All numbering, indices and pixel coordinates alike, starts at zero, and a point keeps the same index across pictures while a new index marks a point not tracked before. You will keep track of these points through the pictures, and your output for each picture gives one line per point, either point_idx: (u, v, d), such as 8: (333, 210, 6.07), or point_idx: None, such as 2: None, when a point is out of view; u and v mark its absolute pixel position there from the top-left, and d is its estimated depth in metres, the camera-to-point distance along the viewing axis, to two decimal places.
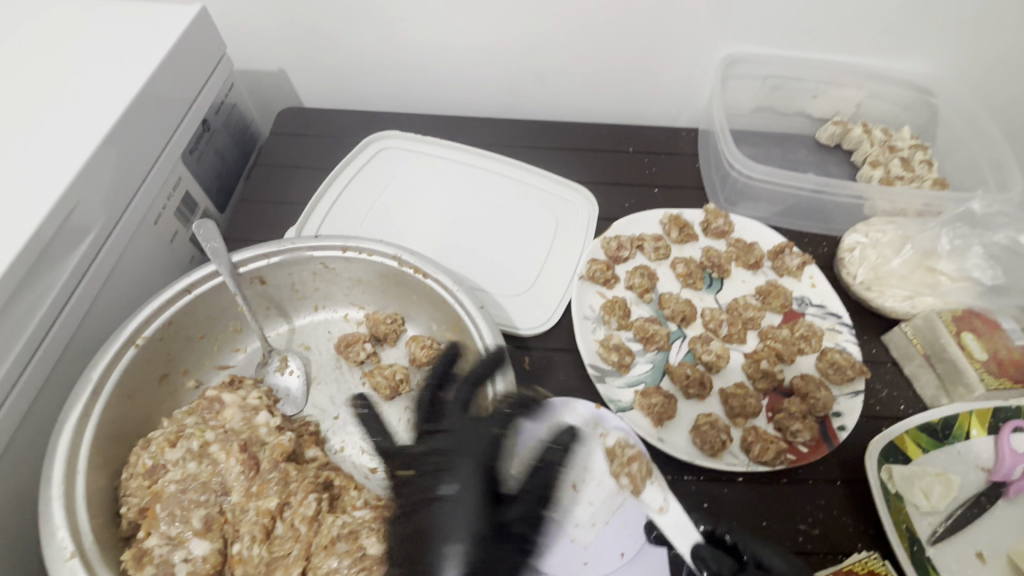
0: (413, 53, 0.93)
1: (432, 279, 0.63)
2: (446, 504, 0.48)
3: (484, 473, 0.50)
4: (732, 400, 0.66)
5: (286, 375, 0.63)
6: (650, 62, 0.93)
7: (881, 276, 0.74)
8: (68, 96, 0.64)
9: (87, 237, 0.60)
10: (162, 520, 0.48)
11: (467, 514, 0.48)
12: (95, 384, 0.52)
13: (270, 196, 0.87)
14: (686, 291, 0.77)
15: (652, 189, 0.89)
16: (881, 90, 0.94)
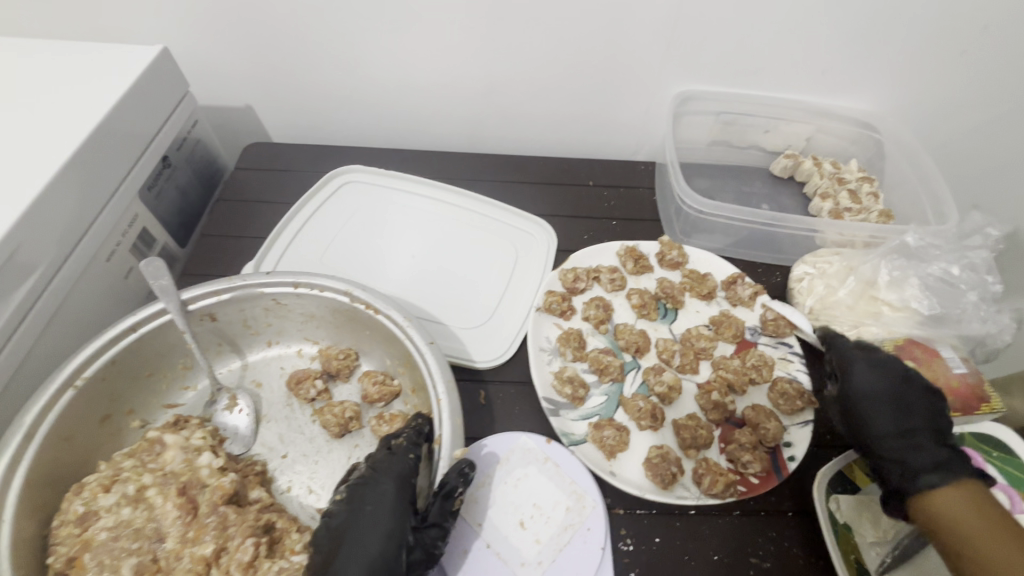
0: (378, 90, 0.96)
1: (383, 314, 0.64)
2: (365, 514, 0.48)
3: (408, 491, 0.51)
4: (684, 430, 0.66)
5: (234, 414, 0.63)
6: (607, 100, 0.96)
7: (828, 305, 0.76)
8: (19, 137, 0.64)
9: (30, 277, 0.59)
10: (91, 570, 0.47)
11: (383, 525, 0.47)
12: (29, 428, 0.51)
13: (231, 230, 0.87)
14: (642, 322, 0.79)
15: (611, 221, 0.91)
16: (829, 126, 0.99)
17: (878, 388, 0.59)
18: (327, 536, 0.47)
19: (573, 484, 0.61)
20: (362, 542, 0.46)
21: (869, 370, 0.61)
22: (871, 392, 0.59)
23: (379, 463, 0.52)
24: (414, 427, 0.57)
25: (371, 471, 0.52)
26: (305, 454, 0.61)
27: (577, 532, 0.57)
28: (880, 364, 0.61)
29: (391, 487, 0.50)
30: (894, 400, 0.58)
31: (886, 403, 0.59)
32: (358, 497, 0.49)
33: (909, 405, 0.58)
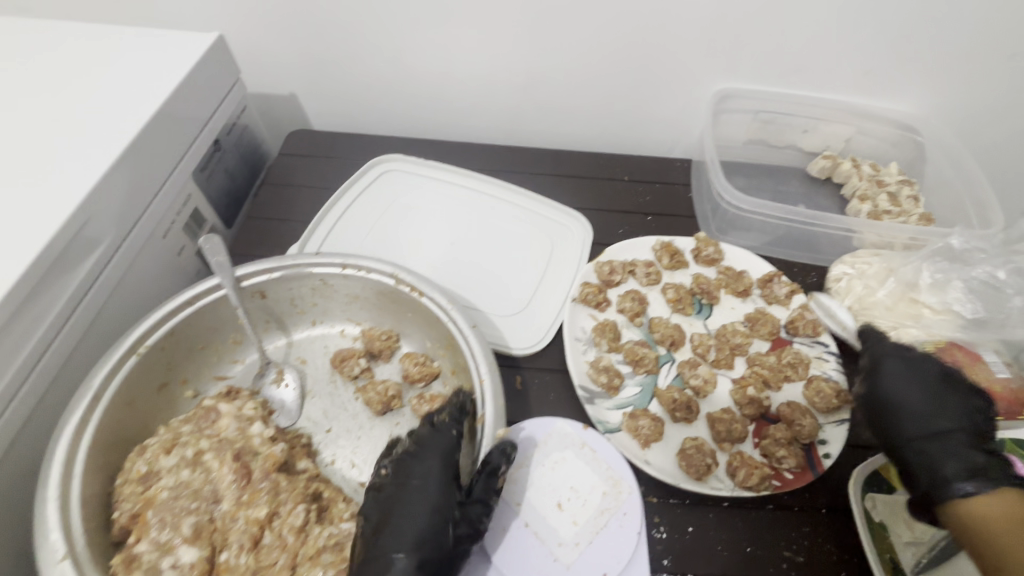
0: (418, 82, 0.98)
1: (427, 297, 0.65)
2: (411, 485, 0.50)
3: (453, 468, 0.52)
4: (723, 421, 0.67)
5: (282, 388, 0.65)
6: (645, 96, 0.96)
7: (867, 306, 0.76)
8: (86, 116, 0.67)
9: (96, 250, 0.62)
10: (153, 526, 0.49)
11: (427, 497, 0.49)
12: (96, 391, 0.53)
13: (276, 213, 0.89)
14: (676, 316, 0.79)
15: (646, 217, 0.92)
16: (868, 127, 0.98)
17: (914, 402, 0.58)
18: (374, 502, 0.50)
19: (609, 470, 0.61)
20: (410, 514, 0.48)
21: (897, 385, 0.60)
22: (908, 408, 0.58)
23: (422, 439, 0.54)
24: (456, 403, 0.58)
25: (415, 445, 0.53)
26: (349, 429, 0.63)
27: (614, 516, 0.58)
28: (914, 364, 0.60)
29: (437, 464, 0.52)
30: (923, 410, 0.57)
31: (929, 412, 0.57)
32: (405, 471, 0.51)
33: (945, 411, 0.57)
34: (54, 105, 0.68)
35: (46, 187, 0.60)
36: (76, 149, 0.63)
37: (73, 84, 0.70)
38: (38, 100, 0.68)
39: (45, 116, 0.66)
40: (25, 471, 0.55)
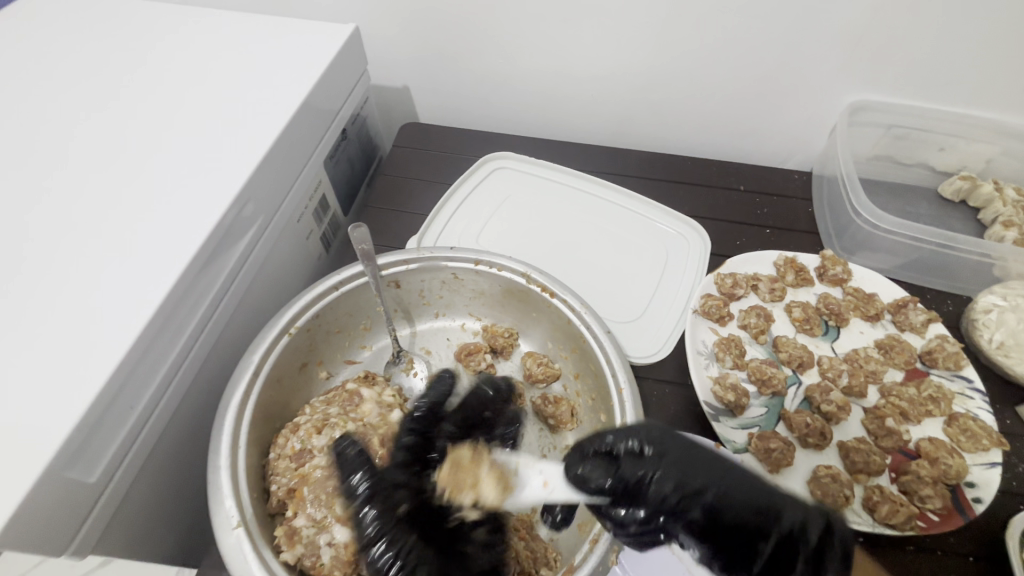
0: (534, 79, 0.98)
1: (558, 298, 0.65)
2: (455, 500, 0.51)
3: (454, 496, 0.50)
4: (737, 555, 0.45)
5: (411, 376, 0.67)
6: (768, 104, 0.93)
7: (1021, 342, 0.71)
8: (242, 101, 0.70)
9: (250, 230, 0.65)
10: (309, 502, 0.51)
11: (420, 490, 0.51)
12: (256, 366, 0.56)
13: (392, 203, 0.91)
14: (802, 336, 0.76)
15: (765, 229, 0.88)
16: (1016, 148, 0.90)
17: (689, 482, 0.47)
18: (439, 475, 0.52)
19: None
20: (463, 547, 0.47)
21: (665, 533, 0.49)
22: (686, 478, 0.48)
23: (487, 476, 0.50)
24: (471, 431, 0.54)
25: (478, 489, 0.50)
26: None
27: None
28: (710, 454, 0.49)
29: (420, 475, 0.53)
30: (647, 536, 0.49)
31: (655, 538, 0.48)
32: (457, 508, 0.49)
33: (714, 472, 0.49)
34: (214, 89, 0.71)
35: (211, 167, 0.62)
36: (235, 133, 0.66)
37: (227, 71, 0.73)
38: (199, 83, 0.72)
39: (206, 100, 0.70)
40: (185, 436, 0.58)
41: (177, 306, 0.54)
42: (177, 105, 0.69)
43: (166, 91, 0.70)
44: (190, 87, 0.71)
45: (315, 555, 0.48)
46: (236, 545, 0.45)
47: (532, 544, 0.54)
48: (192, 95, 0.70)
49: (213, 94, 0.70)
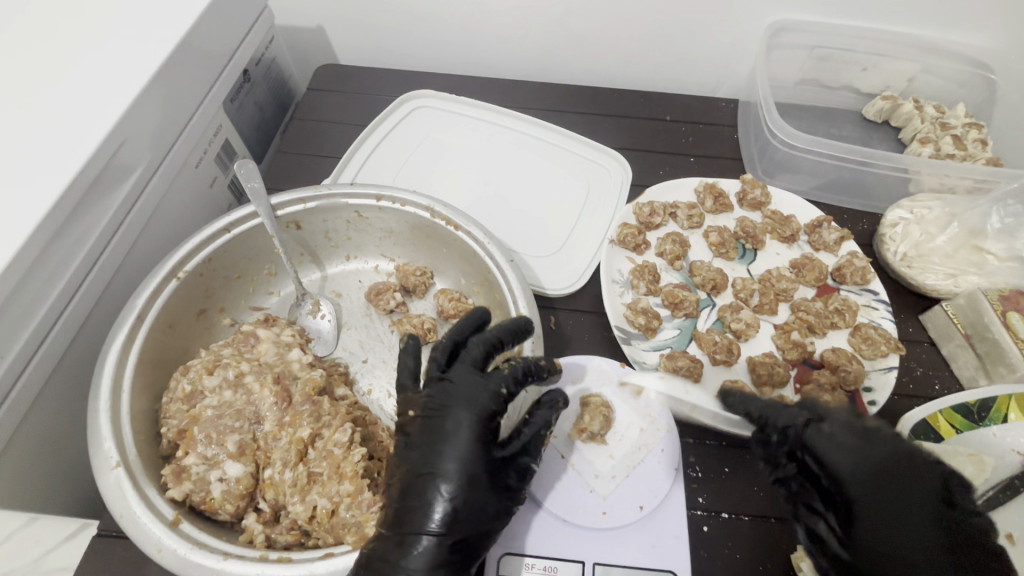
0: (451, 12, 0.92)
1: (463, 230, 0.64)
2: (449, 406, 0.48)
3: (481, 417, 0.48)
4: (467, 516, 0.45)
5: (318, 319, 0.66)
6: (692, 30, 0.89)
7: (924, 252, 0.73)
8: (106, 28, 0.61)
9: (131, 175, 0.60)
10: (199, 442, 0.50)
11: (472, 397, 0.48)
12: (140, 311, 0.54)
13: (307, 149, 0.88)
14: (718, 261, 0.77)
15: (688, 157, 0.87)
16: (937, 64, 0.89)
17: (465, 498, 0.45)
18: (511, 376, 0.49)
19: (648, 408, 0.61)
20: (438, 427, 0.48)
21: (402, 500, 0.46)
22: (846, 470, 0.47)
23: (457, 385, 0.49)
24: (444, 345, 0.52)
25: (440, 404, 0.48)
26: (384, 360, 0.64)
27: (651, 452, 0.58)
28: (477, 508, 0.45)
29: (467, 370, 0.50)
30: (421, 489, 0.45)
31: (434, 492, 0.45)
32: (437, 407, 0.48)
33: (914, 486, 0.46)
34: (73, 11, 0.62)
35: (67, 102, 0.56)
36: (99, 65, 0.59)
37: None
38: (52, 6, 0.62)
39: (62, 25, 0.61)
40: (70, 386, 0.56)
41: (43, 256, 0.50)
42: (27, 29, 0.60)
43: (10, 13, 0.61)
44: (42, 9, 0.62)
45: (205, 491, 0.48)
46: (116, 484, 0.45)
47: None
48: (47, 18, 0.61)
49: (73, 16, 0.62)
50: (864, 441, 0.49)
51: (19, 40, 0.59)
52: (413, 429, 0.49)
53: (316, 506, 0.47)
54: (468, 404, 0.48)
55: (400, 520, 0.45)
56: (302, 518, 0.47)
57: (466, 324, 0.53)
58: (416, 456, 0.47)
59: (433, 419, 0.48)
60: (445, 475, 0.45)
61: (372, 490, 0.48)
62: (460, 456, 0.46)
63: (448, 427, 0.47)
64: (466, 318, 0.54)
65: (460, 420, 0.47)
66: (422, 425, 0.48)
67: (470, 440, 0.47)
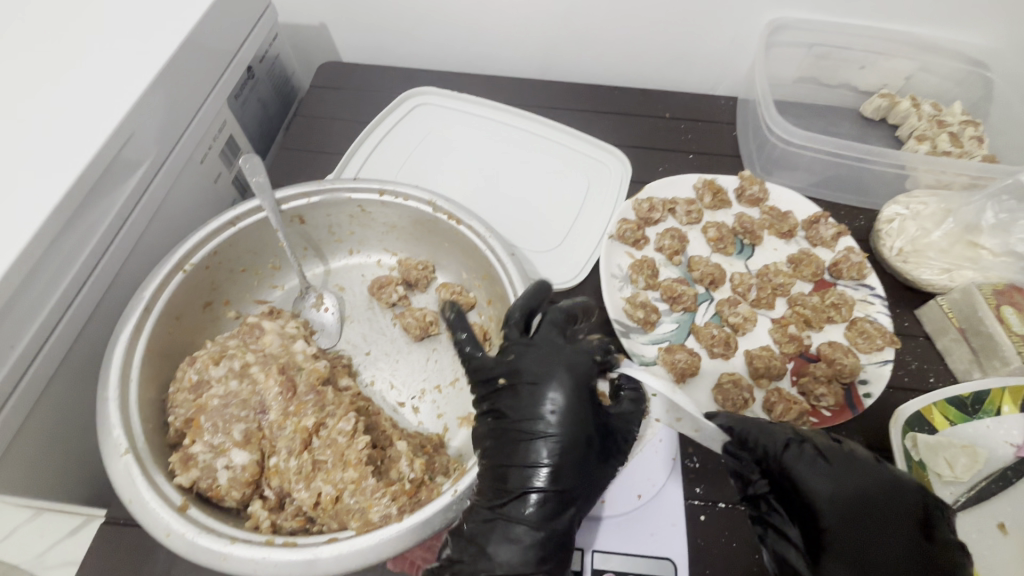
0: (452, 10, 0.93)
1: (465, 225, 0.65)
2: (546, 368, 0.50)
3: (581, 379, 0.50)
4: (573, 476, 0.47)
5: (322, 312, 0.67)
6: (691, 29, 0.90)
7: (919, 248, 0.74)
8: (113, 24, 0.62)
9: (138, 169, 0.61)
10: (206, 430, 0.51)
11: (564, 359, 0.51)
12: (147, 303, 0.55)
13: (310, 145, 0.89)
14: (717, 256, 0.78)
15: (687, 154, 0.88)
16: (933, 63, 0.90)
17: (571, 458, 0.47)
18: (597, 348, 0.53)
19: None
20: (534, 395, 0.49)
21: (507, 460, 0.48)
22: (822, 499, 0.48)
23: (545, 349, 0.52)
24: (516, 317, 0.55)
25: (535, 370, 0.50)
26: (387, 353, 0.65)
27: (648, 443, 0.59)
28: (583, 466, 0.48)
29: (553, 336, 0.53)
30: (524, 449, 0.48)
31: (544, 451, 0.47)
32: (532, 371, 0.50)
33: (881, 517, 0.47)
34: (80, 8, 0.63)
35: (75, 98, 0.57)
36: (107, 61, 0.60)
37: None
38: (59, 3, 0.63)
39: (69, 21, 0.62)
40: (78, 377, 0.57)
41: (51, 249, 0.51)
42: (33, 27, 0.61)
43: (17, 10, 0.62)
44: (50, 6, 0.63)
45: (212, 478, 0.49)
46: (124, 471, 0.46)
47: (435, 458, 0.55)
48: (54, 15, 0.62)
49: (79, 14, 0.63)
50: (836, 471, 0.49)
51: (25, 37, 0.60)
52: (507, 397, 0.51)
53: (320, 493, 0.48)
54: (572, 368, 0.50)
55: (504, 480, 0.48)
56: (307, 504, 0.48)
57: (527, 294, 0.56)
58: (517, 419, 0.49)
59: (528, 386, 0.50)
60: (552, 436, 0.47)
61: (375, 476, 0.49)
62: (565, 419, 0.48)
63: (552, 392, 0.49)
64: (527, 291, 0.56)
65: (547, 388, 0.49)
66: (516, 391, 0.50)
67: (573, 401, 0.49)
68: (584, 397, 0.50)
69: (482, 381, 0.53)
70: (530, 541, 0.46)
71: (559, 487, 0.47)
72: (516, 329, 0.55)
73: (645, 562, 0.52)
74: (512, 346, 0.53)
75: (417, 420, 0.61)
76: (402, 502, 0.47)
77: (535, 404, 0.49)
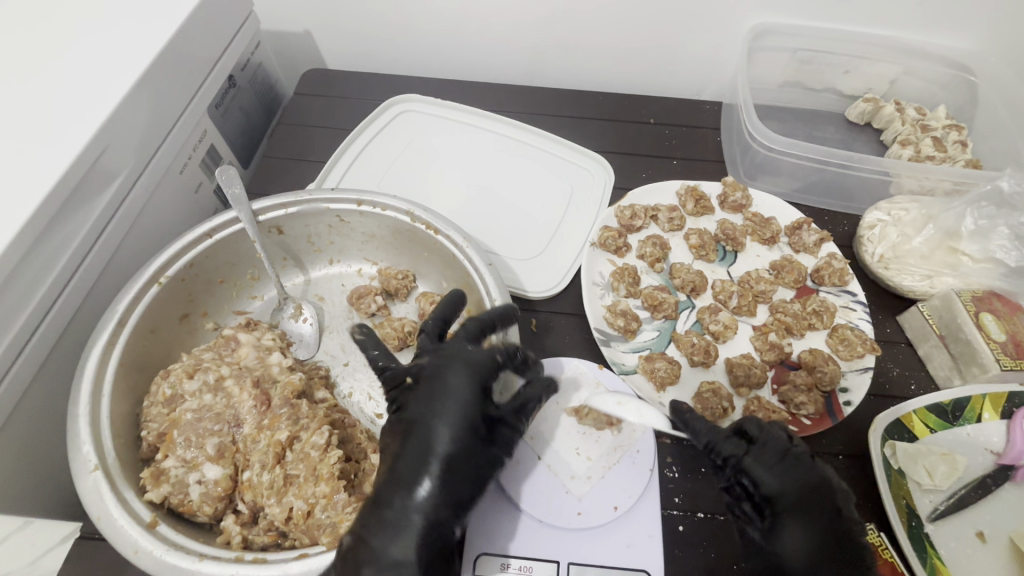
0: (437, 19, 0.93)
1: (443, 235, 0.65)
2: (443, 385, 0.50)
3: (470, 399, 0.49)
4: (439, 502, 0.45)
5: (300, 323, 0.67)
6: (675, 36, 0.90)
7: (900, 254, 0.74)
8: (91, 33, 0.62)
9: (113, 182, 0.61)
10: (179, 445, 0.51)
11: (468, 356, 0.52)
12: (120, 316, 0.55)
13: (293, 153, 0.89)
14: (699, 263, 0.78)
15: (671, 161, 0.88)
16: (917, 67, 0.90)
17: (439, 481, 0.46)
18: (500, 348, 0.53)
19: None
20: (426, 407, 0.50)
21: (398, 452, 0.48)
22: (771, 490, 0.50)
23: (441, 362, 0.52)
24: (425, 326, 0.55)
25: (429, 384, 0.51)
26: (365, 363, 0.65)
27: (626, 453, 0.59)
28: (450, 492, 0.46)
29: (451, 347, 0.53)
30: (416, 441, 0.48)
31: (432, 447, 0.47)
32: (427, 387, 0.50)
33: (820, 512, 0.48)
34: (58, 19, 0.63)
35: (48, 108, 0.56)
36: (85, 70, 0.59)
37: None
38: (31, 14, 0.63)
39: (47, 33, 0.61)
40: (52, 390, 0.57)
41: (22, 264, 0.51)
42: (8, 40, 0.61)
43: None
44: (26, 18, 0.62)
45: (183, 493, 0.49)
46: (93, 487, 0.46)
47: None
48: (31, 25, 0.62)
49: (57, 22, 0.62)
50: (786, 464, 0.51)
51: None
52: (413, 385, 0.51)
53: (292, 508, 0.48)
54: (459, 386, 0.50)
55: (398, 469, 0.47)
56: (279, 520, 0.48)
57: (444, 308, 0.59)
58: (414, 412, 0.50)
59: (425, 399, 0.50)
60: (442, 430, 0.48)
61: (348, 491, 0.48)
62: (443, 436, 0.48)
63: (438, 412, 0.49)
64: (443, 304, 0.59)
65: (440, 401, 0.49)
66: (417, 388, 0.51)
67: (470, 401, 0.49)
68: (469, 416, 0.49)
69: (388, 380, 0.53)
70: (412, 528, 0.44)
71: (437, 489, 0.46)
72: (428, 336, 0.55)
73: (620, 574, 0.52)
74: (425, 351, 0.54)
75: None
76: None
77: (426, 420, 0.49)
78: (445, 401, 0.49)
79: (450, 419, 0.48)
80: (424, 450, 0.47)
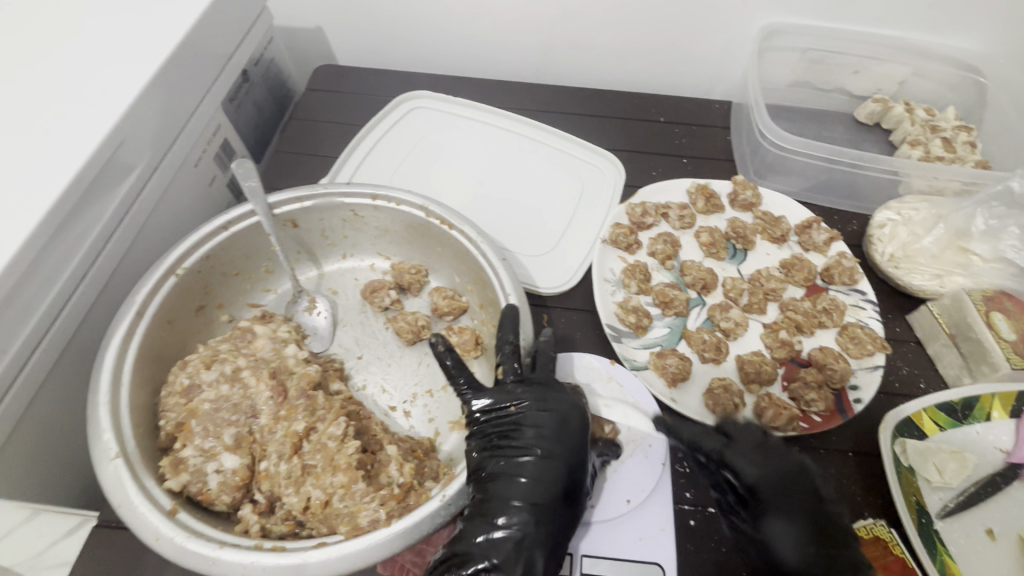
0: (447, 16, 0.94)
1: (457, 230, 0.65)
2: (542, 414, 0.54)
3: (570, 428, 0.54)
4: (547, 525, 0.50)
5: (315, 316, 0.67)
6: (685, 35, 0.90)
7: (910, 254, 0.74)
8: (109, 26, 0.62)
9: (131, 174, 0.61)
10: (197, 434, 0.51)
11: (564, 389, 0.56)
12: (139, 307, 0.55)
13: (305, 148, 0.89)
14: (709, 261, 0.78)
15: (681, 159, 0.89)
16: (926, 68, 0.90)
17: (544, 505, 0.51)
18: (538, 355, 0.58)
19: (635, 404, 0.63)
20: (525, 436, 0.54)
21: (501, 477, 0.52)
22: (753, 477, 0.53)
23: (537, 392, 0.56)
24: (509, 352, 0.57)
25: (526, 414, 0.55)
26: (379, 357, 0.66)
27: (638, 448, 0.60)
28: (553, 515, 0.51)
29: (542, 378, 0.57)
30: (518, 468, 0.52)
31: (537, 473, 0.52)
32: (525, 416, 0.55)
33: (801, 493, 0.52)
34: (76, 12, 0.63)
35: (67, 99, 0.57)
36: (103, 63, 0.60)
37: None
38: (49, 7, 0.63)
39: (65, 26, 0.62)
40: (70, 379, 0.58)
41: (44, 254, 0.51)
42: (28, 32, 0.61)
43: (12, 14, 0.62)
44: (45, 11, 0.63)
45: (202, 482, 0.49)
46: (114, 475, 0.46)
47: (425, 462, 0.55)
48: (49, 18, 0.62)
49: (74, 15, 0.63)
50: (763, 452, 0.54)
51: (17, 39, 0.60)
52: (513, 420, 0.55)
53: (310, 497, 0.48)
54: (560, 415, 0.54)
55: (496, 493, 0.51)
56: (296, 509, 0.48)
57: (508, 325, 0.57)
58: (516, 441, 0.54)
59: (524, 428, 0.54)
60: (543, 457, 0.52)
61: (365, 481, 0.49)
62: (545, 462, 0.52)
63: (540, 439, 0.53)
64: (505, 319, 0.58)
65: (539, 429, 0.54)
66: (519, 417, 0.55)
67: (570, 430, 0.54)
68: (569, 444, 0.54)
69: (482, 409, 0.56)
70: (520, 558, 0.48)
71: (542, 512, 0.50)
72: (509, 358, 0.58)
73: (633, 566, 0.52)
74: (514, 380, 0.57)
75: (408, 424, 0.61)
76: (391, 506, 0.48)
77: (528, 447, 0.53)
78: (545, 429, 0.54)
79: (551, 446, 0.53)
80: (530, 480, 0.52)
